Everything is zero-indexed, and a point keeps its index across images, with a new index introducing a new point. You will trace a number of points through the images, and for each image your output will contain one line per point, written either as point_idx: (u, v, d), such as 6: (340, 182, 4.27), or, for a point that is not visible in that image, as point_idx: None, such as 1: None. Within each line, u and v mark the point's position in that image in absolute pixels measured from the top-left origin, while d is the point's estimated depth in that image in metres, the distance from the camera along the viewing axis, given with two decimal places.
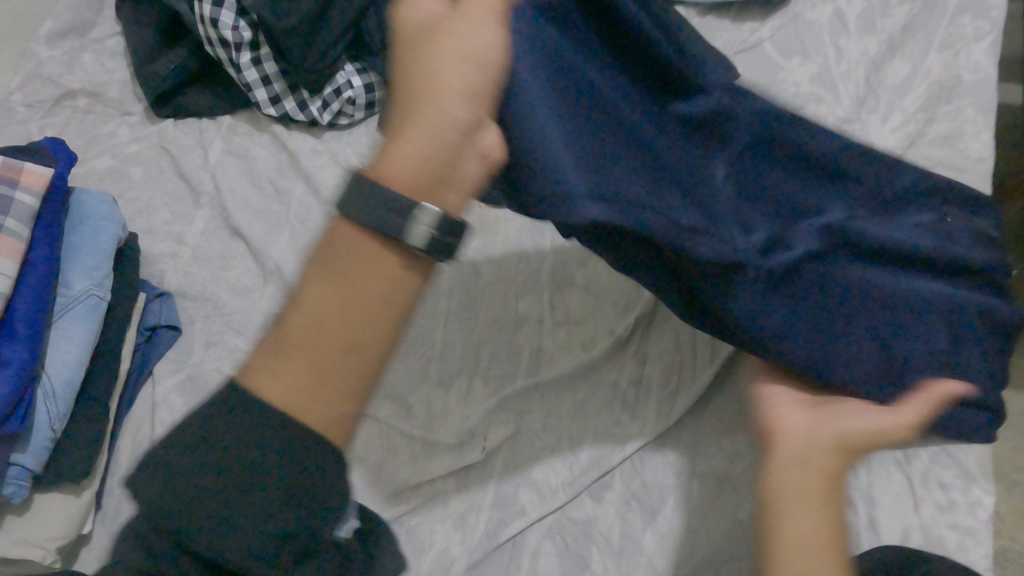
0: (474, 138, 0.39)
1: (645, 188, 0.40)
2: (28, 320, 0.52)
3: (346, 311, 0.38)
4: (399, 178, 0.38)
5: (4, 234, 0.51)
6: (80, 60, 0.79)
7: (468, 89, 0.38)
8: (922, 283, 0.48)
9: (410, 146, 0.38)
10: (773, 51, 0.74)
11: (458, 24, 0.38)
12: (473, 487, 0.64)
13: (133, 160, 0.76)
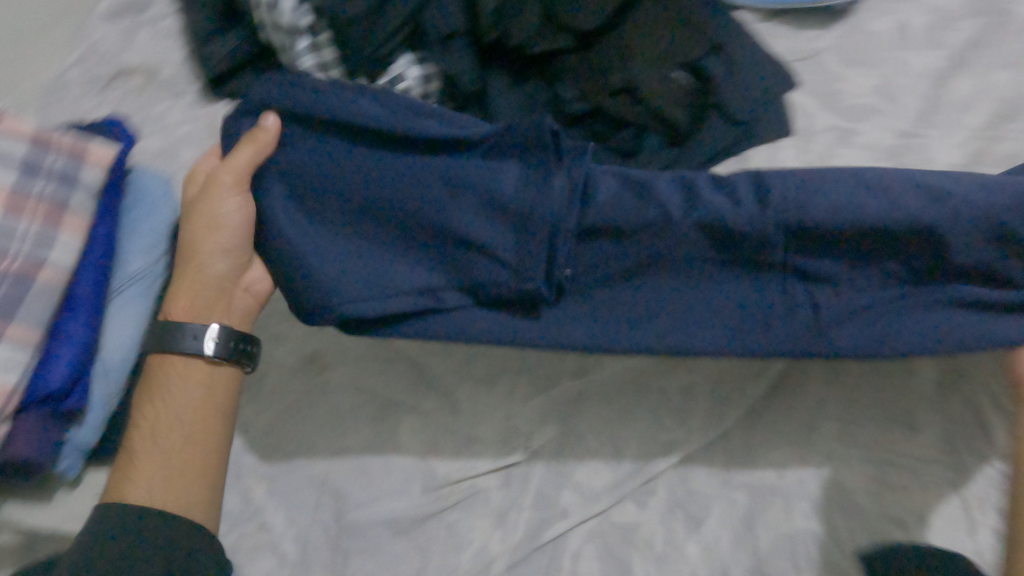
0: (236, 281, 0.59)
1: (385, 270, 0.51)
2: (91, 298, 0.52)
3: (196, 431, 0.55)
4: (184, 310, 0.57)
5: (71, 211, 0.52)
6: (135, 39, 0.79)
7: (221, 250, 0.57)
8: (884, 289, 0.48)
9: (186, 296, 0.57)
10: (833, 61, 0.73)
11: (213, 196, 0.55)
12: (515, 486, 0.63)
13: (184, 141, 0.76)
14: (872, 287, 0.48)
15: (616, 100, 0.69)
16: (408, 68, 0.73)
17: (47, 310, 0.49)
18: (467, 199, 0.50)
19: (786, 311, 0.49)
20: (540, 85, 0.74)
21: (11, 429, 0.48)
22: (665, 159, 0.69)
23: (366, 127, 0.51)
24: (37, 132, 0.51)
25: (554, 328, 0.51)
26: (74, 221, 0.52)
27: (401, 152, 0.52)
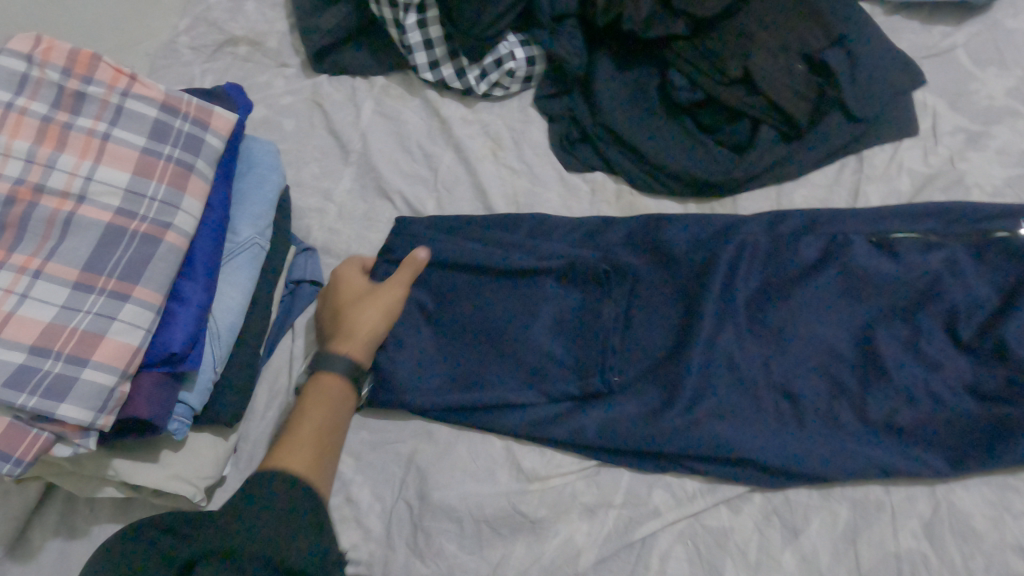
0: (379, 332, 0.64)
1: (537, 372, 0.64)
2: (207, 263, 0.53)
3: (330, 418, 0.59)
4: (350, 344, 0.62)
5: (195, 175, 0.52)
6: (243, 8, 0.79)
7: (387, 308, 0.64)
8: (914, 456, 0.56)
9: (354, 332, 0.62)
10: (966, 59, 0.69)
11: (390, 278, 0.65)
12: (604, 482, 0.62)
13: (287, 112, 0.76)
14: (900, 368, 0.59)
15: (730, 90, 0.67)
16: (514, 48, 0.72)
17: (170, 274, 0.49)
18: (561, 326, 0.65)
19: (819, 397, 0.60)
20: (649, 69, 0.72)
21: (132, 386, 0.47)
22: (779, 155, 0.67)
23: (498, 265, 0.66)
24: (168, 97, 0.52)
25: (666, 431, 0.61)
26: (199, 186, 0.52)
27: (507, 278, 0.66)
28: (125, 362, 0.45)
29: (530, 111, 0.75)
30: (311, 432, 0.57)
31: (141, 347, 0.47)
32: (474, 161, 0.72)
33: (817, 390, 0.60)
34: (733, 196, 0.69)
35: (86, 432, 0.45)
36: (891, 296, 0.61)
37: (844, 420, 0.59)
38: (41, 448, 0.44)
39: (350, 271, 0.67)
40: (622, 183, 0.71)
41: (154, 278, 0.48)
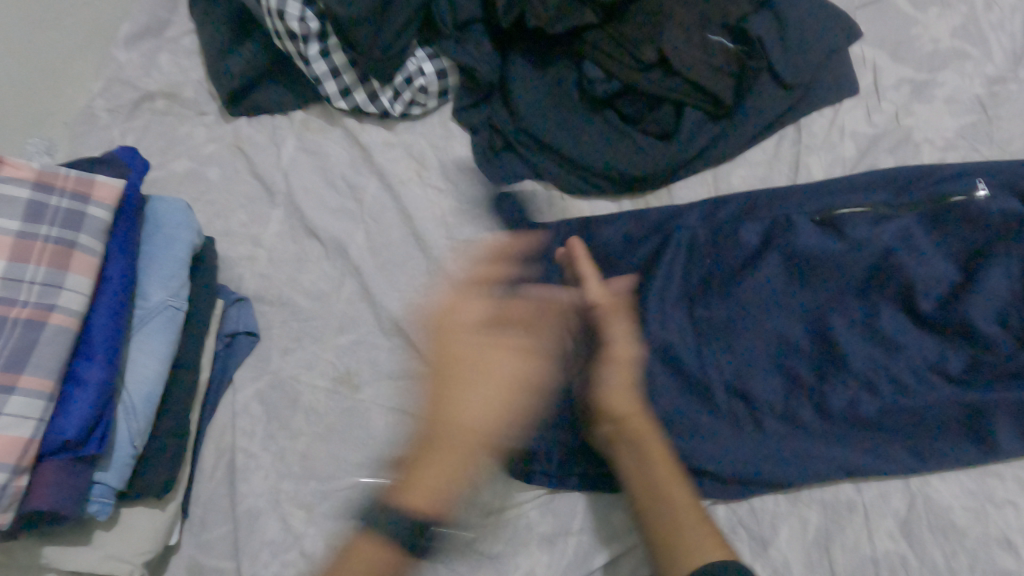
0: None
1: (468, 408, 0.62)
2: (106, 336, 0.51)
3: None
4: None
5: (79, 251, 0.50)
6: (156, 62, 0.78)
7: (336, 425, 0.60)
8: (884, 455, 0.51)
9: None
10: (905, 2, 0.63)
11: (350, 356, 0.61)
12: (564, 508, 0.61)
13: (210, 161, 0.74)
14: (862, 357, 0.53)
15: (647, 77, 0.63)
16: (423, 63, 0.70)
17: (60, 357, 0.48)
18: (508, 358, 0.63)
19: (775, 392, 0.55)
20: (567, 62, 0.68)
21: (32, 479, 0.47)
22: (707, 138, 0.63)
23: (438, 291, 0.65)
24: (42, 174, 0.52)
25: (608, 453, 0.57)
26: (84, 262, 0.51)
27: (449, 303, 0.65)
28: (14, 456, 0.45)
29: (452, 125, 0.72)
30: None
31: (36, 437, 0.46)
32: (399, 186, 0.70)
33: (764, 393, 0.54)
34: (668, 187, 0.65)
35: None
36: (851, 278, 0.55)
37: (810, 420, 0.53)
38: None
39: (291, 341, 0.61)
40: (552, 188, 0.68)
41: (40, 365, 0.47)
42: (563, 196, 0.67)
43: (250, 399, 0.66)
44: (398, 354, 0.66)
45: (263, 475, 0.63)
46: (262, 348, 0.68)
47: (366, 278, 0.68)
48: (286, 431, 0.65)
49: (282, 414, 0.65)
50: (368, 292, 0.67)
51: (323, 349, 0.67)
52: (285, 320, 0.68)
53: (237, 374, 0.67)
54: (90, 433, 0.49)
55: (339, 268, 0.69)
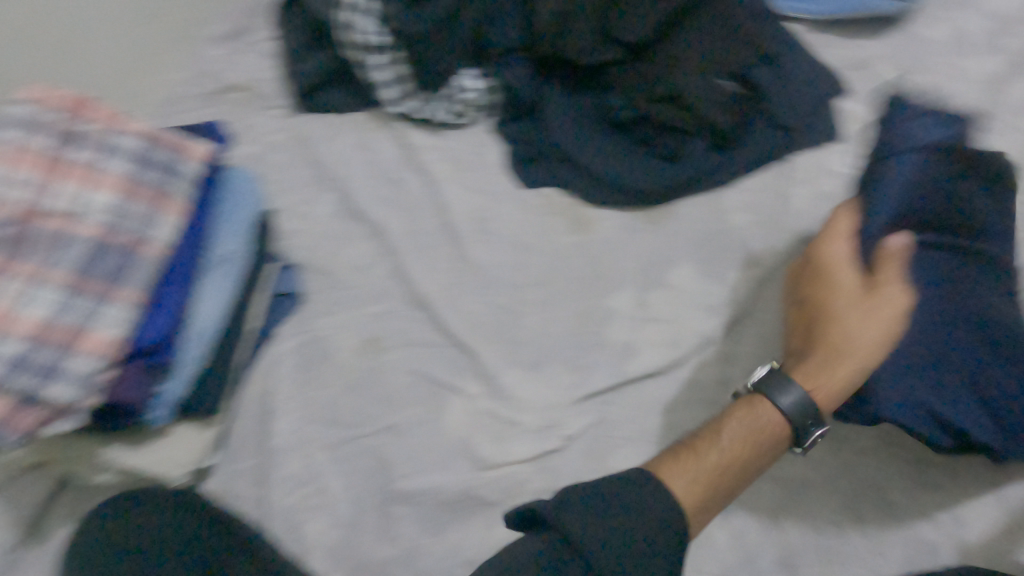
0: (748, 443, 0.56)
1: None
2: (184, 270, 0.62)
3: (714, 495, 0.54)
4: (686, 484, 0.54)
5: (174, 195, 0.61)
6: (238, 58, 0.89)
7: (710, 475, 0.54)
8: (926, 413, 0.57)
9: (723, 460, 0.55)
10: (886, 70, 0.75)
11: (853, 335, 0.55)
12: (554, 471, 0.67)
13: (273, 147, 0.85)
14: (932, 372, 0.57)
15: (662, 109, 0.73)
16: (465, 80, 0.80)
17: (150, 279, 0.58)
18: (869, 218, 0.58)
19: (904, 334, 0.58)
20: (592, 93, 0.79)
21: (115, 376, 0.57)
22: (711, 164, 0.73)
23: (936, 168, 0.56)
24: (151, 130, 0.62)
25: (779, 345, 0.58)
26: (171, 204, 0.61)
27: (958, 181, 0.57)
28: (94, 348, 0.54)
29: (489, 136, 0.82)
30: (729, 471, 0.55)
31: (114, 337, 0.56)
32: (440, 183, 0.80)
33: (901, 349, 0.58)
34: (673, 204, 0.74)
35: (70, 407, 0.55)
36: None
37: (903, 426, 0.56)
38: (33, 426, 0.54)
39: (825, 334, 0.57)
40: (572, 196, 0.77)
41: (131, 279, 0.57)
42: (581, 204, 0.76)
43: (288, 351, 0.75)
44: (421, 325, 0.75)
45: (292, 419, 0.72)
46: (302, 310, 0.77)
47: (401, 259, 0.77)
48: (317, 381, 0.74)
49: (316, 366, 0.74)
50: (401, 270, 0.77)
51: (358, 315, 0.76)
52: (326, 287, 0.78)
53: (280, 329, 0.76)
54: (160, 346, 0.59)
55: (378, 248, 0.79)
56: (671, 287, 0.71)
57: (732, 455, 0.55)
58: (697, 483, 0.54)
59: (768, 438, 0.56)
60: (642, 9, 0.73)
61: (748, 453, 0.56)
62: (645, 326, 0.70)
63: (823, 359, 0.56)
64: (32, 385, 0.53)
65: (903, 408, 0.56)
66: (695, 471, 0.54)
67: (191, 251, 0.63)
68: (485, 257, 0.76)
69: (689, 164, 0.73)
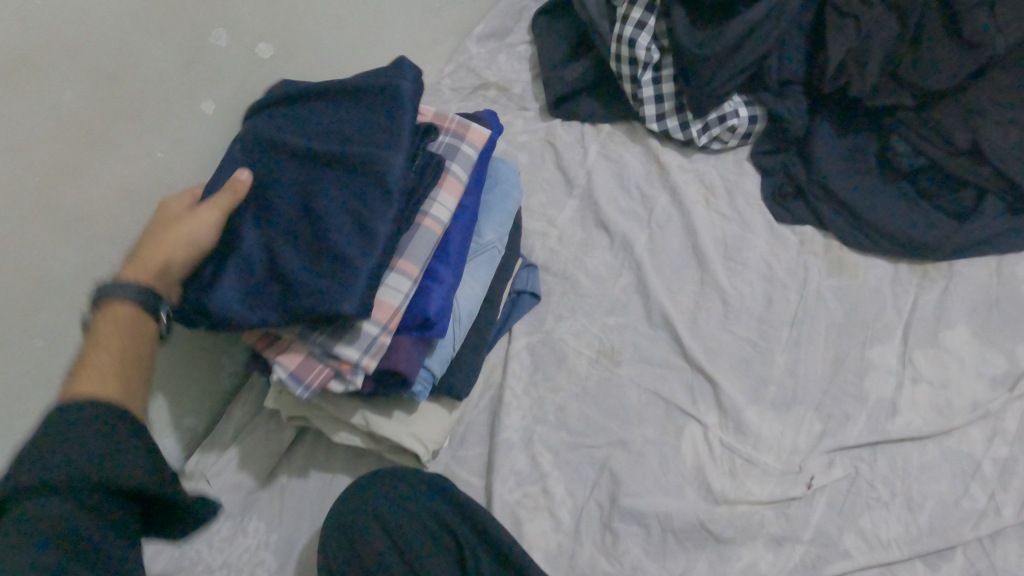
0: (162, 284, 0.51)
1: (320, 219, 0.51)
2: (455, 251, 0.64)
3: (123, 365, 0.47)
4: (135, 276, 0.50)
5: (451, 175, 0.64)
6: (496, 59, 0.93)
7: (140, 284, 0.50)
8: (319, 283, 0.49)
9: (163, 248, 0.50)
10: None
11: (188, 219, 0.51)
12: (796, 520, 0.64)
13: (523, 148, 0.87)
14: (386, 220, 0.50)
15: (956, 161, 0.70)
16: (738, 107, 0.79)
17: (427, 254, 0.60)
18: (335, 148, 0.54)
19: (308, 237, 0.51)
20: (867, 135, 0.76)
21: (394, 343, 0.59)
22: (1003, 225, 0.68)
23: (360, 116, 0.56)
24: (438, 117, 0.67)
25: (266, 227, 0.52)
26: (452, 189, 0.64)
27: (371, 125, 0.55)
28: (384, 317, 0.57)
29: (745, 165, 0.81)
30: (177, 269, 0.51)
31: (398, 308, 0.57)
32: (690, 205, 0.79)
33: (302, 244, 0.51)
34: (950, 261, 0.70)
35: (355, 371, 0.57)
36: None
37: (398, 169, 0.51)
38: (322, 380, 0.58)
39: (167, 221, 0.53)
40: (831, 238, 0.75)
41: (414, 254, 0.59)
42: (842, 248, 0.74)
43: (523, 348, 0.76)
44: (659, 344, 0.74)
45: (522, 415, 0.73)
46: (539, 310, 0.78)
47: (645, 275, 0.77)
48: (549, 384, 0.74)
49: (548, 368, 0.75)
50: (644, 287, 0.76)
51: (595, 324, 0.76)
52: (564, 292, 0.79)
53: (515, 325, 0.77)
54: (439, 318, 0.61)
55: (620, 260, 0.79)
56: (944, 349, 0.67)
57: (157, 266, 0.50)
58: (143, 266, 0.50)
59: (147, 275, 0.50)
60: (945, 54, 0.68)
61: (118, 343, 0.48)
62: (910, 385, 0.66)
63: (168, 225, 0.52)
64: (325, 343, 0.56)
65: (225, 287, 0.51)
66: (108, 365, 0.46)
67: (462, 234, 0.66)
68: (733, 286, 0.75)
69: (977, 223, 0.68)
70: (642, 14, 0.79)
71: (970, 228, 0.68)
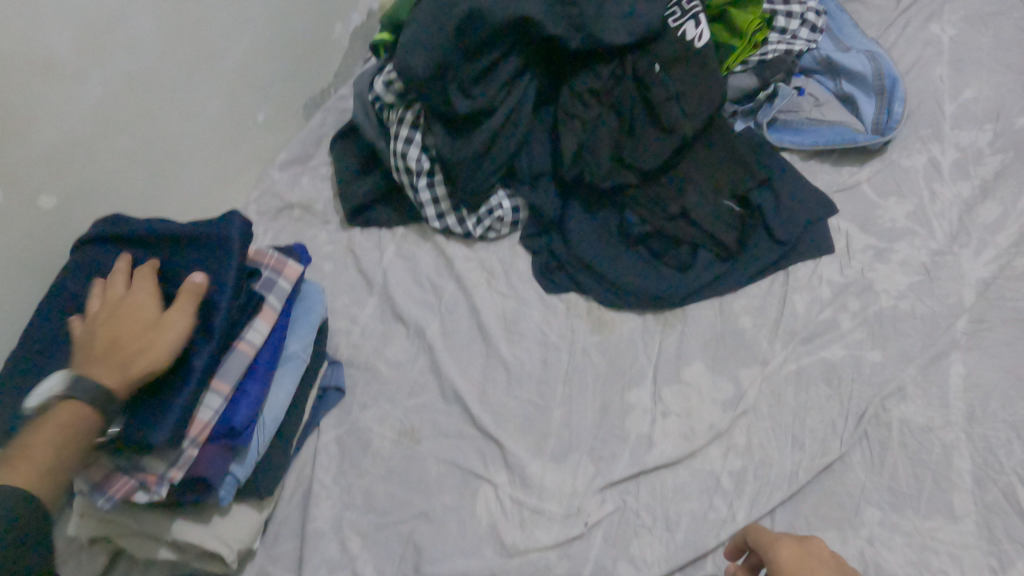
0: (123, 370, 0.57)
1: None
2: (267, 365, 0.71)
3: (57, 453, 0.53)
4: (106, 371, 0.56)
5: (269, 306, 0.72)
6: (299, 182, 1.03)
7: (112, 365, 0.57)
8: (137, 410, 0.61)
9: (151, 340, 0.59)
10: (871, 191, 0.83)
11: (176, 316, 0.60)
12: (577, 557, 0.70)
13: (327, 257, 0.96)
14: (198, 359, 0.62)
15: (673, 224, 0.83)
16: (502, 200, 0.91)
17: (239, 373, 0.67)
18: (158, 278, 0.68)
19: None
20: (611, 211, 0.89)
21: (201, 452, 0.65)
22: (716, 272, 0.81)
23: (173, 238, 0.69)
24: (257, 253, 0.76)
25: None
26: (263, 311, 0.71)
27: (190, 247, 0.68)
28: (193, 431, 0.64)
29: (519, 248, 0.92)
30: (141, 343, 0.58)
31: (208, 423, 0.65)
32: (472, 289, 0.89)
33: None
34: (683, 308, 0.82)
35: (159, 482, 0.63)
36: (888, 410, 0.68)
37: (218, 319, 0.63)
38: (126, 491, 0.63)
39: (121, 316, 0.60)
40: (591, 301, 0.85)
41: (227, 374, 0.66)
42: (600, 309, 0.84)
43: (331, 440, 0.81)
44: (453, 417, 0.81)
45: (331, 504, 0.77)
46: (345, 402, 0.84)
47: (437, 356, 0.85)
48: (357, 468, 0.79)
49: (355, 455, 0.80)
50: (436, 367, 0.84)
51: (395, 407, 0.82)
52: (367, 382, 0.85)
53: (323, 420, 0.83)
54: (245, 428, 0.68)
55: (416, 346, 0.87)
56: (686, 383, 0.77)
57: (144, 351, 0.58)
58: (119, 358, 0.57)
59: (123, 366, 0.57)
60: (648, 140, 0.85)
61: (67, 433, 0.53)
62: (662, 419, 0.75)
63: (150, 326, 0.60)
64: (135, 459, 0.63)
65: None
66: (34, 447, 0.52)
67: (274, 349, 0.73)
68: (513, 355, 0.83)
69: (693, 276, 0.81)
70: (410, 130, 0.91)
71: (691, 281, 0.81)
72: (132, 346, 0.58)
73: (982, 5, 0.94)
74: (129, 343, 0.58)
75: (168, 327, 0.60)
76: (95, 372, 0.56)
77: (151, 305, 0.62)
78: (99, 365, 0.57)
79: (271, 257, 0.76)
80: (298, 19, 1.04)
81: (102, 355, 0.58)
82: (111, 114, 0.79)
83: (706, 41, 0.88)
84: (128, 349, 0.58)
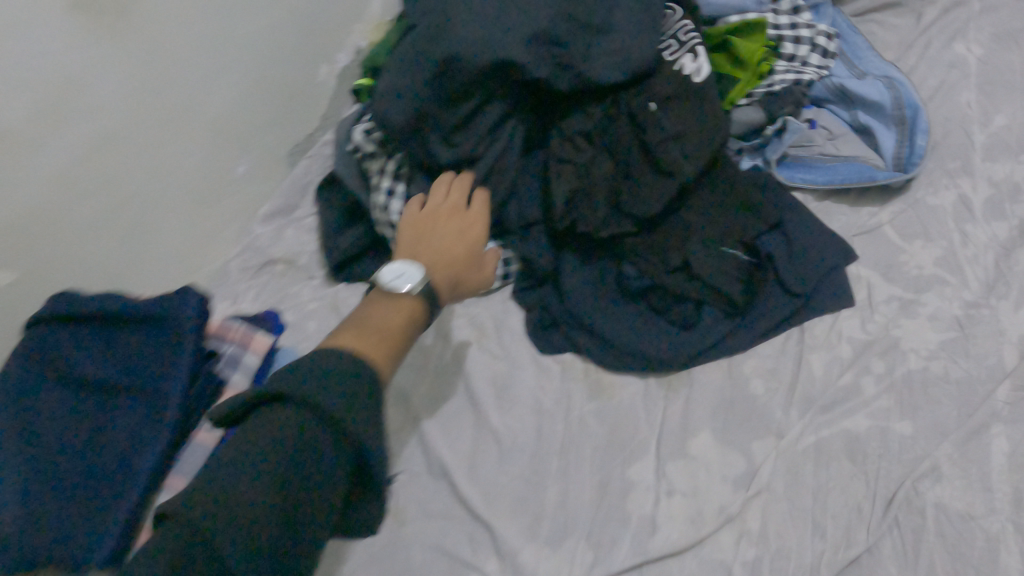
0: (456, 289, 0.68)
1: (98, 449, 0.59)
2: None
3: (401, 339, 0.58)
4: (439, 267, 0.66)
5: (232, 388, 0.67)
6: (283, 235, 0.98)
7: (464, 267, 0.69)
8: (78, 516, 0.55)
9: (447, 247, 0.69)
10: (894, 234, 0.75)
11: (476, 226, 0.73)
12: None
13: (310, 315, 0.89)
14: (151, 457, 0.59)
15: (672, 277, 0.76)
16: (492, 252, 0.84)
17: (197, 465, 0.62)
18: (112, 364, 0.63)
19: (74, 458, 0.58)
20: (609, 261, 0.82)
21: None
22: (723, 331, 0.74)
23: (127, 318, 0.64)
24: (222, 327, 0.71)
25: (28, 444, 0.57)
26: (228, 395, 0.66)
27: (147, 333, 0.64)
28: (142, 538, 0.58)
29: (511, 303, 0.86)
30: (433, 252, 0.68)
31: None
32: (461, 350, 0.82)
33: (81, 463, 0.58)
34: (688, 370, 0.74)
35: None
36: (921, 494, 0.60)
37: (174, 415, 0.61)
38: None
39: (425, 250, 0.68)
40: (589, 362, 0.79)
41: (185, 467, 0.61)
42: (600, 371, 0.78)
43: None
44: (441, 495, 0.74)
45: None
46: None
47: (423, 425, 0.78)
48: None
49: None
50: (424, 438, 0.77)
51: None
52: None
53: None
54: None
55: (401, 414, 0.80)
56: (694, 457, 0.69)
57: (455, 250, 0.69)
58: (441, 265, 0.67)
59: (425, 301, 0.62)
60: (647, 185, 0.78)
61: (418, 317, 0.61)
62: (667, 498, 0.68)
63: (451, 237, 0.71)
64: None
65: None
66: (388, 331, 0.58)
67: None
68: (504, 424, 0.76)
69: (696, 337, 0.74)
70: (392, 181, 0.86)
71: (693, 342, 0.74)
72: (454, 284, 0.68)
73: (1009, 21, 0.86)
74: (439, 265, 0.67)
75: (472, 273, 0.70)
76: (407, 301, 0.61)
77: (443, 240, 0.70)
78: (406, 302, 0.61)
79: (239, 330, 0.71)
80: (280, 62, 0.99)
81: (435, 264, 0.67)
82: (73, 180, 0.74)
83: (705, 75, 0.81)
84: (454, 279, 0.68)
